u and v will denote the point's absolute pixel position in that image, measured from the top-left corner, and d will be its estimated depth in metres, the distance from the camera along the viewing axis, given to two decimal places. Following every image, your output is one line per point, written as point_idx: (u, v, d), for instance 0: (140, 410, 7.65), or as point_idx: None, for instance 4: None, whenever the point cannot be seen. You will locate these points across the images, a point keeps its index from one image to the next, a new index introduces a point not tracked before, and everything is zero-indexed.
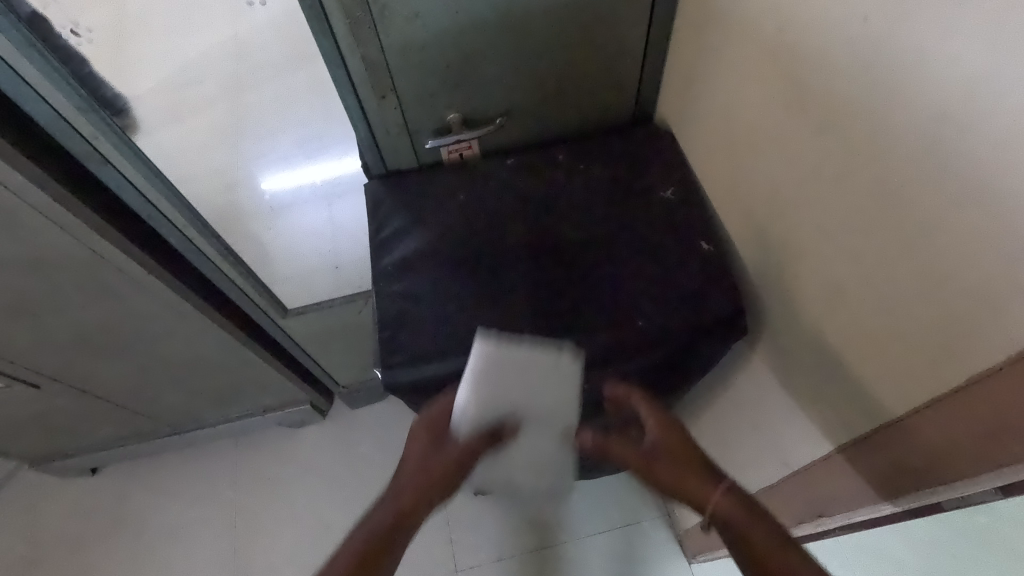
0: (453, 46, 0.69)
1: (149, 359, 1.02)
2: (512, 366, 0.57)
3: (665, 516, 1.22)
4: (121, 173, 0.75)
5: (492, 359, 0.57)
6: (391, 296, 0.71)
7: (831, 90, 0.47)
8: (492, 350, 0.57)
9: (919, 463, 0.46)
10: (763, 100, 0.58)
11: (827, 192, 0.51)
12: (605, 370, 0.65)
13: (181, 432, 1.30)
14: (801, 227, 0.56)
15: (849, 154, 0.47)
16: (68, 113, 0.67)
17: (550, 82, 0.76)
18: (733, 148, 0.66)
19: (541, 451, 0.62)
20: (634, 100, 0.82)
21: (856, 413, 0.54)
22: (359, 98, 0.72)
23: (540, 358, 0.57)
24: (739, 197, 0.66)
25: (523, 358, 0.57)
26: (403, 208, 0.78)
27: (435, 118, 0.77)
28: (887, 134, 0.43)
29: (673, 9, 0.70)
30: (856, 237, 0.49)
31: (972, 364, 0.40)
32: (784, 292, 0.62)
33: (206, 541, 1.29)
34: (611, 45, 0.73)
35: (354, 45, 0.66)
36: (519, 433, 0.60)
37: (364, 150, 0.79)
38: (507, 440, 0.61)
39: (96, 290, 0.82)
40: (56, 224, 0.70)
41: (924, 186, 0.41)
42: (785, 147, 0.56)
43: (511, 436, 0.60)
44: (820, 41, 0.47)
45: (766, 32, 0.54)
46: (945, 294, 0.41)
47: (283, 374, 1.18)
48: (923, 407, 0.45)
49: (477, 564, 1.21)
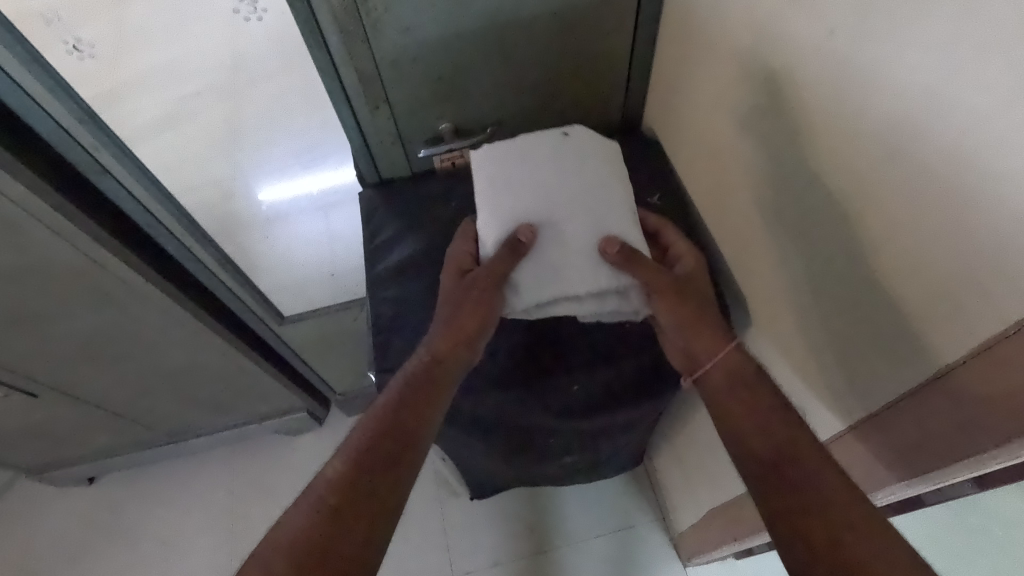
0: (443, 58, 0.71)
1: (147, 367, 1.03)
2: (513, 158, 0.64)
3: (660, 520, 1.23)
4: (122, 184, 0.76)
5: (494, 155, 0.65)
6: (385, 301, 0.73)
7: (803, 98, 0.49)
8: (493, 152, 0.66)
9: (897, 456, 0.48)
10: (741, 108, 0.60)
11: (803, 196, 0.53)
12: (595, 371, 0.67)
13: (178, 441, 1.31)
14: (778, 231, 0.58)
15: (820, 159, 0.49)
16: (69, 125, 0.68)
17: (539, 92, 0.78)
18: (715, 155, 0.68)
19: (588, 261, 0.59)
20: (621, 109, 0.84)
21: (837, 409, 0.56)
22: (353, 109, 0.74)
23: (544, 139, 0.65)
24: (722, 202, 0.68)
25: (523, 151, 0.65)
26: (397, 216, 0.80)
27: (427, 127, 0.79)
28: (853, 141, 0.45)
29: (656, 21, 0.73)
30: (828, 239, 0.51)
31: (937, 359, 0.42)
32: (766, 293, 0.64)
33: (203, 549, 1.29)
34: (597, 56, 0.75)
35: (347, 58, 0.68)
36: (539, 246, 0.60)
37: (358, 160, 0.81)
38: (530, 263, 0.59)
39: (95, 299, 0.83)
40: (56, 233, 0.71)
41: (885, 189, 0.42)
42: (762, 153, 0.58)
43: (531, 252, 0.59)
44: (792, 52, 0.50)
45: (742, 44, 0.57)
46: (907, 292, 0.43)
47: (280, 382, 1.19)
48: (893, 403, 0.47)
49: (474, 570, 1.22)
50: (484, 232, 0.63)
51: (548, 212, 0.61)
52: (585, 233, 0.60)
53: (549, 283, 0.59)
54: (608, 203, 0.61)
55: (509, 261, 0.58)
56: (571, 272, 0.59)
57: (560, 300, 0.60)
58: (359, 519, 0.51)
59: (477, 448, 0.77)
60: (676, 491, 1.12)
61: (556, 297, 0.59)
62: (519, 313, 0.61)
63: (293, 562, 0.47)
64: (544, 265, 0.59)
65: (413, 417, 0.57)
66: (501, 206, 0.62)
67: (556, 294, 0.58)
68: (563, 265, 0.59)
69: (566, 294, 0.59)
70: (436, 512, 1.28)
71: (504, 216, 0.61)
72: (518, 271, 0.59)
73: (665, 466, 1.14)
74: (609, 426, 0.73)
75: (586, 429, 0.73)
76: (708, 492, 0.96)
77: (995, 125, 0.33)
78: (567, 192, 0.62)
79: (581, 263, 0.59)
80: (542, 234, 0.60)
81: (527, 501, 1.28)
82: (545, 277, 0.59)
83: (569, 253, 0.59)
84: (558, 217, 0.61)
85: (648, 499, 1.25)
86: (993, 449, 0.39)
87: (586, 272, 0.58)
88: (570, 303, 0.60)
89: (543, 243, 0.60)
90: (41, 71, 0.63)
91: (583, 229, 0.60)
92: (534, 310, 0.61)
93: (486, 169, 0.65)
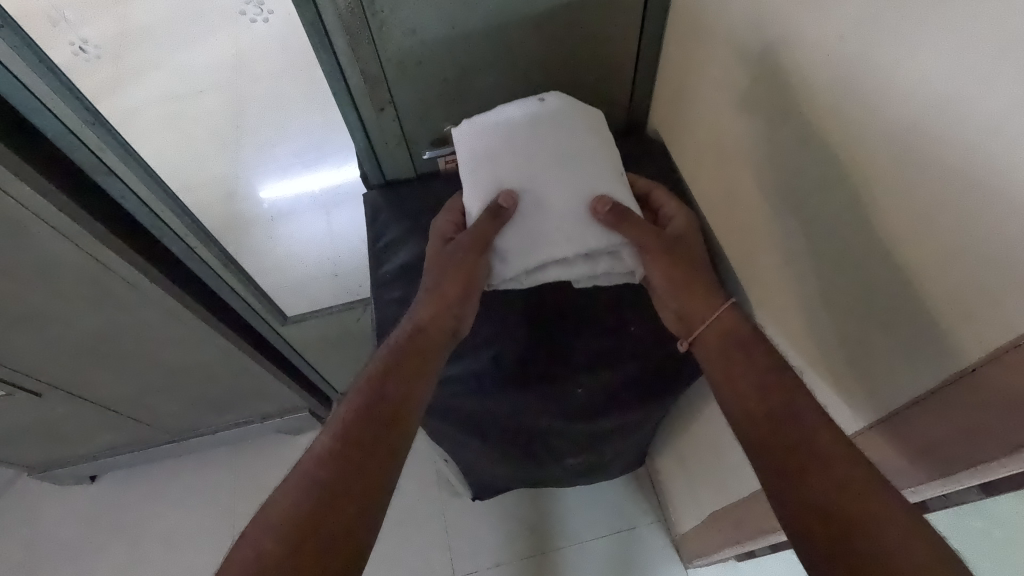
0: (449, 59, 0.71)
1: (150, 366, 1.03)
2: (493, 131, 0.66)
3: (661, 521, 1.23)
4: (126, 184, 0.76)
5: (478, 131, 0.67)
6: (389, 303, 0.73)
7: (812, 101, 0.49)
8: (476, 127, 0.67)
9: (904, 460, 0.48)
10: (750, 111, 0.59)
11: (812, 200, 0.53)
12: (600, 375, 0.66)
13: (180, 439, 1.31)
14: (786, 234, 0.58)
15: (830, 162, 0.49)
16: (75, 125, 0.68)
17: (545, 94, 0.78)
18: (721, 157, 0.67)
19: (576, 222, 0.60)
20: (626, 111, 0.84)
21: (844, 416, 0.56)
22: (358, 111, 0.74)
23: (522, 109, 0.67)
24: (729, 205, 0.68)
25: (502, 123, 0.66)
26: (402, 217, 0.80)
27: (432, 130, 0.79)
28: (865, 147, 0.44)
29: (663, 23, 0.72)
30: (838, 240, 0.50)
31: (949, 363, 0.41)
32: (771, 298, 0.64)
33: (204, 548, 1.29)
34: (603, 58, 0.75)
35: (353, 59, 0.68)
36: (519, 213, 0.61)
37: (362, 161, 0.80)
38: (512, 227, 0.61)
39: (99, 298, 0.83)
40: (62, 234, 0.71)
41: (900, 191, 0.42)
42: (770, 155, 0.57)
43: (512, 218, 0.61)
44: (800, 56, 0.49)
45: (750, 48, 0.57)
46: (921, 296, 0.43)
47: (282, 381, 1.19)
48: (905, 407, 0.47)
49: (475, 570, 1.22)
50: (468, 204, 0.64)
51: (529, 179, 0.62)
52: (568, 196, 0.61)
53: (536, 248, 0.60)
54: (590, 168, 0.63)
55: (493, 226, 0.60)
56: (557, 234, 0.60)
57: (550, 266, 0.61)
58: (354, 494, 0.50)
59: (481, 451, 0.77)
60: (678, 492, 1.12)
61: (546, 260, 0.60)
62: (511, 280, 0.62)
63: (289, 543, 0.46)
64: (530, 230, 0.60)
65: (398, 389, 0.56)
66: (485, 176, 0.63)
67: (543, 258, 0.59)
68: (550, 228, 0.60)
69: (556, 258, 0.60)
70: (438, 513, 1.28)
71: (487, 186, 0.63)
72: (503, 238, 0.61)
73: (666, 469, 1.14)
74: (613, 430, 0.73)
75: (591, 433, 0.72)
76: (711, 495, 0.96)
77: (1009, 133, 0.33)
78: (547, 158, 0.63)
79: (568, 225, 0.60)
80: (527, 201, 0.61)
81: (528, 501, 1.28)
82: (533, 241, 0.60)
83: (556, 215, 0.60)
84: (537, 184, 0.62)
85: (650, 500, 1.25)
86: (1003, 457, 0.38)
87: (575, 232, 0.59)
88: (559, 267, 0.61)
89: (525, 210, 0.61)
90: (47, 73, 0.64)
91: (565, 193, 0.61)
92: (523, 277, 0.62)
93: (468, 146, 0.66)
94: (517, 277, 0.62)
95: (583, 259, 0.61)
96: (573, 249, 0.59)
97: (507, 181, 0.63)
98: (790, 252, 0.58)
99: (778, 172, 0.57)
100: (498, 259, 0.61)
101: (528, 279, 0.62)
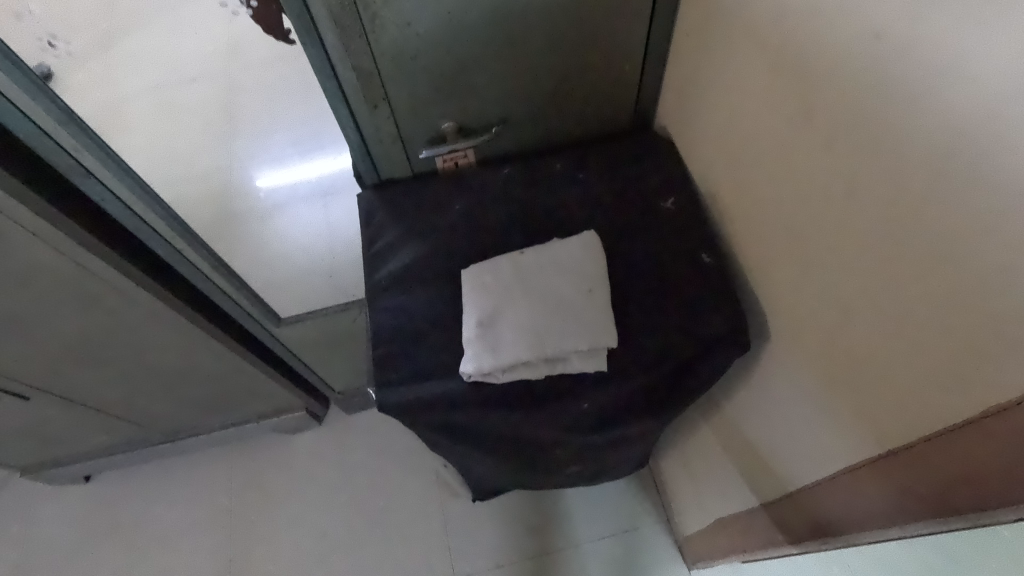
0: (447, 53, 0.67)
1: (140, 368, 1.00)
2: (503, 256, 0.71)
3: (664, 522, 1.21)
4: (105, 185, 0.71)
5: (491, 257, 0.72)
6: (384, 311, 0.69)
7: (842, 106, 0.46)
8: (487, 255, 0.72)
9: (929, 491, 0.44)
10: (769, 112, 0.56)
11: (835, 211, 0.49)
12: (605, 388, 0.63)
13: (175, 440, 1.28)
14: (806, 245, 0.55)
15: (860, 171, 0.45)
16: (47, 125, 0.64)
17: (549, 88, 0.74)
18: (737, 158, 0.64)
19: (564, 326, 0.64)
20: (634, 106, 0.80)
21: (865, 436, 0.53)
22: (351, 108, 0.70)
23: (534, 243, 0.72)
24: (743, 208, 0.65)
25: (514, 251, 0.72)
26: (398, 219, 0.76)
27: (429, 127, 0.75)
28: (900, 157, 0.41)
29: (674, 13, 0.68)
30: (866, 254, 0.47)
31: (989, 392, 0.38)
32: (788, 308, 0.60)
33: (200, 549, 1.27)
34: (610, 50, 0.71)
35: (344, 54, 0.64)
36: (514, 312, 0.66)
37: (356, 159, 0.77)
38: (504, 322, 0.65)
39: (82, 301, 0.80)
40: (37, 237, 0.68)
41: (945, 206, 0.39)
42: (792, 161, 0.54)
43: (505, 314, 0.66)
44: (830, 56, 0.46)
45: (772, 46, 0.53)
46: (965, 318, 0.39)
47: (277, 381, 1.17)
48: (939, 434, 0.43)
49: (475, 572, 1.20)
50: (466, 303, 0.67)
51: (527, 287, 0.68)
52: (561, 304, 0.66)
53: (522, 341, 0.63)
54: (579, 280, 0.67)
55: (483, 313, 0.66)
56: (544, 332, 0.64)
57: (532, 363, 0.63)
58: None
59: (480, 464, 0.74)
60: (682, 495, 1.10)
61: (528, 353, 0.63)
62: (492, 375, 0.63)
63: None
64: (521, 327, 0.65)
65: None
66: (477, 281, 0.68)
67: (529, 350, 0.63)
68: (539, 327, 0.64)
69: (540, 353, 0.63)
70: (437, 513, 1.26)
71: (489, 289, 0.68)
72: (496, 333, 0.64)
73: (670, 470, 1.12)
74: (618, 442, 0.70)
75: (595, 446, 0.69)
76: (716, 501, 0.93)
77: None
78: (546, 272, 0.68)
79: (551, 328, 0.64)
80: (513, 310, 0.66)
81: (529, 501, 1.26)
82: (521, 337, 0.64)
83: (537, 320, 0.65)
84: (534, 290, 0.67)
85: (652, 501, 1.23)
86: None
87: (555, 335, 0.64)
88: (538, 367, 0.64)
89: (520, 309, 0.66)
90: (13, 69, 0.60)
91: (559, 302, 0.66)
92: (501, 373, 0.63)
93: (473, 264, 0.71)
94: (498, 372, 0.63)
95: (562, 360, 0.64)
96: (556, 345, 0.63)
97: (496, 289, 0.68)
98: (813, 262, 0.54)
99: (798, 178, 0.54)
100: (488, 347, 0.63)
101: (504, 376, 0.63)
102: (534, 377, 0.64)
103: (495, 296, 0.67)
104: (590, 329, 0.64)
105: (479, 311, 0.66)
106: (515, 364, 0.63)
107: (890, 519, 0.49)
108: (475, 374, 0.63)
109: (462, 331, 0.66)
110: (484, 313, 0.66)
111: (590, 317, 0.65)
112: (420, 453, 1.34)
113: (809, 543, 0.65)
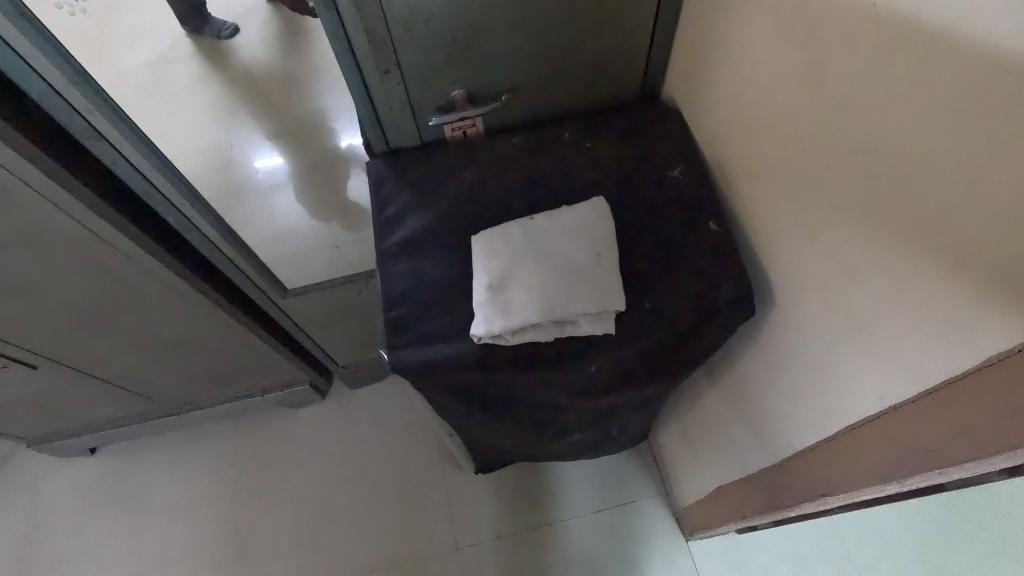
0: (460, 20, 0.67)
1: (147, 339, 1.01)
2: (515, 225, 0.70)
3: (662, 495, 1.23)
4: (116, 149, 0.71)
5: (503, 227, 0.70)
6: (393, 276, 0.70)
7: (855, 68, 0.47)
8: (500, 228, 0.70)
9: (927, 443, 0.46)
10: (779, 81, 0.57)
11: (841, 171, 0.50)
12: (612, 352, 0.65)
13: (179, 413, 1.30)
14: (811, 207, 0.56)
15: (868, 137, 0.46)
16: (58, 85, 0.63)
17: (559, 58, 0.75)
18: (746, 126, 0.64)
19: (573, 289, 0.65)
20: (641, 77, 0.81)
21: (866, 395, 0.54)
22: (364, 75, 0.71)
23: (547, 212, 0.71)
24: (751, 175, 0.66)
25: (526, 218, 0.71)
26: (408, 187, 0.77)
27: (439, 95, 0.75)
28: (910, 117, 0.42)
29: None
30: (869, 217, 0.48)
31: (990, 343, 0.39)
32: (793, 272, 0.61)
33: (206, 521, 1.29)
34: (621, 20, 0.72)
35: (357, 17, 0.64)
36: (524, 274, 0.66)
37: (366, 127, 0.77)
38: (514, 285, 0.66)
39: (91, 269, 0.80)
40: (46, 199, 0.68)
41: (954, 164, 0.39)
42: (799, 126, 0.55)
43: (517, 276, 0.66)
44: (844, 23, 0.47)
45: (784, 14, 0.54)
46: (967, 275, 0.40)
47: (281, 354, 1.18)
48: (942, 387, 0.44)
49: (475, 543, 1.22)
50: (479, 267, 0.68)
51: (536, 250, 0.68)
52: (571, 267, 0.66)
53: (532, 304, 0.64)
54: (588, 245, 0.68)
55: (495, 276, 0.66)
56: (556, 296, 0.65)
57: (541, 325, 0.65)
58: None
59: (487, 429, 0.75)
60: (680, 467, 1.12)
61: (537, 318, 0.63)
62: (502, 335, 0.64)
63: None
64: (531, 289, 0.65)
65: None
66: (488, 245, 0.69)
67: (539, 314, 0.63)
68: (550, 291, 0.65)
69: (550, 316, 0.64)
70: (439, 486, 1.28)
71: (501, 256, 0.68)
72: (509, 296, 0.65)
73: (670, 443, 1.14)
74: (624, 408, 0.71)
75: (599, 411, 0.70)
76: (715, 470, 0.95)
77: None
78: (557, 237, 0.69)
79: (561, 292, 0.65)
80: (524, 274, 0.66)
81: (530, 473, 1.28)
82: (529, 299, 0.64)
83: (549, 283, 0.65)
84: (544, 253, 0.68)
85: (651, 474, 1.26)
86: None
87: (566, 299, 0.64)
88: (542, 330, 0.65)
89: (530, 271, 0.66)
90: (28, 28, 0.59)
91: (571, 266, 0.67)
92: (511, 334, 0.64)
93: (484, 234, 0.70)
94: (507, 333, 0.64)
95: (568, 322, 0.65)
96: (565, 309, 0.64)
97: (505, 253, 0.68)
98: (820, 226, 0.55)
99: (804, 140, 0.55)
100: (501, 311, 0.64)
101: (514, 338, 0.64)
102: (543, 340, 0.65)
103: (505, 260, 0.68)
104: (600, 293, 0.65)
105: (492, 279, 0.66)
106: (525, 327, 0.64)
107: (888, 473, 0.51)
108: (485, 336, 0.64)
109: (475, 294, 0.67)
110: (494, 277, 0.66)
111: (600, 282, 0.66)
112: (421, 427, 1.36)
113: (808, 504, 0.67)
